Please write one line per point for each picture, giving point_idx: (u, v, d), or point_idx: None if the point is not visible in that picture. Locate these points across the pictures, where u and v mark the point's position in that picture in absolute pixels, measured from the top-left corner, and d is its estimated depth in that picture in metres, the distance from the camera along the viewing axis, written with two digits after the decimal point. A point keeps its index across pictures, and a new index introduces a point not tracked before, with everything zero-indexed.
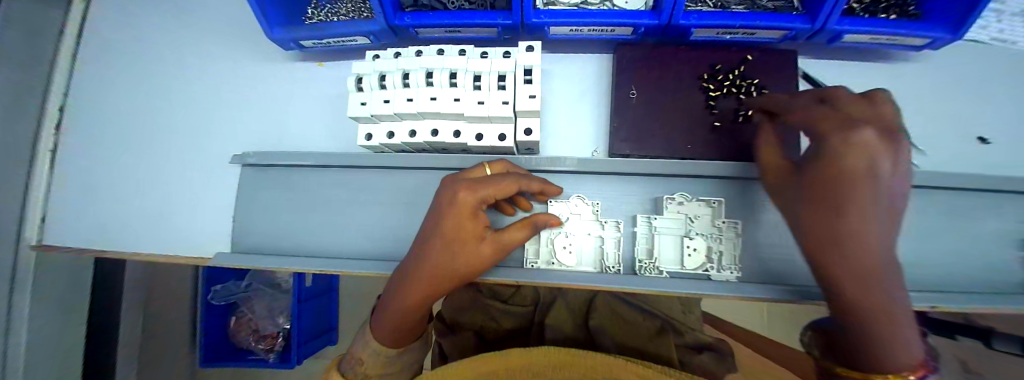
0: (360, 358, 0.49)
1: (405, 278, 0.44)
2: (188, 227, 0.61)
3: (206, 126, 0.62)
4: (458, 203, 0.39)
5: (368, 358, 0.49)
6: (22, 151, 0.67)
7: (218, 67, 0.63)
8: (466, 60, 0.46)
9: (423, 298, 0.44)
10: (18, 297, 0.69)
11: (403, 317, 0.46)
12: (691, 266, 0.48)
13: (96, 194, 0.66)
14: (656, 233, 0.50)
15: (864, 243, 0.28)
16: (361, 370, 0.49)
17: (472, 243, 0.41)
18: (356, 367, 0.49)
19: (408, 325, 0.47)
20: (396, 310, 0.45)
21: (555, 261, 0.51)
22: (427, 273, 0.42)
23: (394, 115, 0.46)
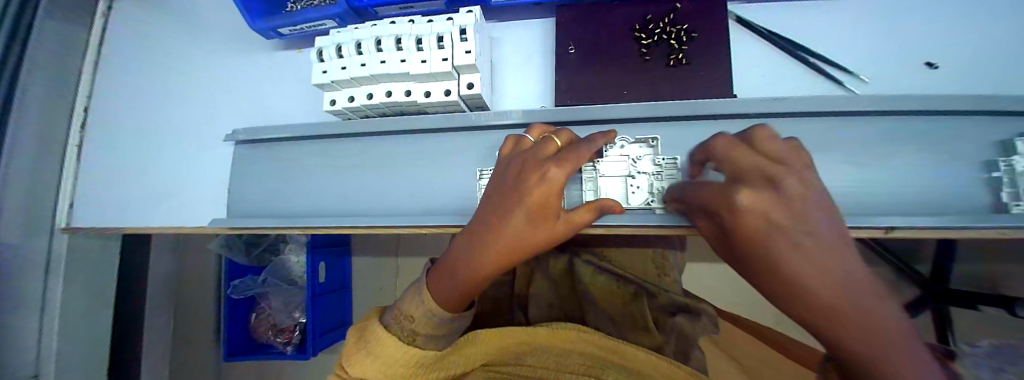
0: (411, 313, 0.40)
1: (470, 262, 0.40)
2: (187, 201, 0.70)
3: (205, 114, 0.71)
4: (549, 179, 0.38)
5: (420, 313, 0.40)
6: (55, 146, 0.80)
7: (214, 62, 0.73)
8: (410, 26, 0.52)
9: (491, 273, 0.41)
10: (53, 278, 0.80)
11: (466, 290, 0.40)
12: (636, 202, 0.53)
13: (113, 182, 0.77)
14: (603, 176, 0.54)
15: (834, 302, 0.23)
16: (408, 326, 0.40)
17: (551, 219, 0.40)
18: (404, 323, 0.40)
19: (466, 296, 0.40)
20: (460, 288, 0.40)
21: None
22: (506, 251, 0.39)
23: (351, 79, 0.52)
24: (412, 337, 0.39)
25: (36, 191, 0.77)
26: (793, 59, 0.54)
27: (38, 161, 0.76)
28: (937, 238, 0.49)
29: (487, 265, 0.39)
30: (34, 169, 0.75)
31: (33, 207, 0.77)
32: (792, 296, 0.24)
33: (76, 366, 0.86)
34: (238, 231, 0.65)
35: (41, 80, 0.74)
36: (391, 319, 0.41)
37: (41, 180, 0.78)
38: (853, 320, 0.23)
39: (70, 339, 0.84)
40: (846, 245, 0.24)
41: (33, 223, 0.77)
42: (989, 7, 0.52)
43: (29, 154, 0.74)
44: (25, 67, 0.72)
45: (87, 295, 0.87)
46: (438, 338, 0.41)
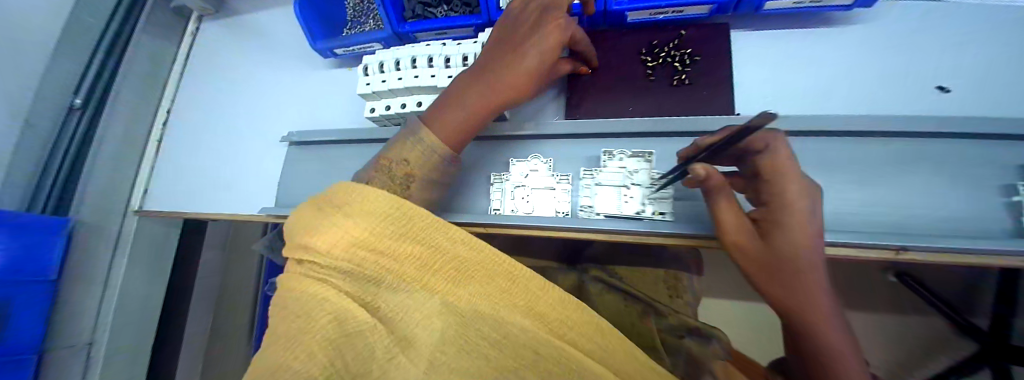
0: (405, 155, 0.45)
1: (470, 92, 0.46)
2: (243, 191, 0.80)
3: (266, 119, 0.84)
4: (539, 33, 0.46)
5: (419, 153, 0.45)
6: (138, 140, 0.95)
7: (278, 77, 0.86)
8: (442, 48, 0.60)
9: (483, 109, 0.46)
10: (119, 256, 0.93)
11: (461, 125, 0.46)
12: (628, 211, 0.55)
13: (182, 173, 0.90)
14: (599, 185, 0.57)
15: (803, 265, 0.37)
16: (403, 170, 0.45)
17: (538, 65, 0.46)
18: (397, 168, 0.45)
19: (464, 134, 0.46)
20: (462, 115, 0.46)
21: (516, 209, 0.61)
22: (497, 85, 0.45)
23: (389, 91, 0.61)
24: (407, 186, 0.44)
25: (115, 176, 0.90)
26: (795, 82, 0.57)
27: (122, 152, 0.91)
28: (958, 262, 0.47)
29: (489, 98, 0.45)
30: (118, 159, 0.90)
31: (109, 193, 0.89)
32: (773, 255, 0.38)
33: (125, 336, 0.97)
34: (280, 219, 0.74)
35: (132, 85, 0.91)
36: (382, 171, 0.45)
37: (122, 167, 0.91)
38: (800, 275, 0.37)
39: (124, 311, 0.96)
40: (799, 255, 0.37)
41: (112, 205, 0.90)
42: (1002, 33, 0.52)
43: (114, 146, 0.89)
44: (122, 74, 0.89)
45: (143, 273, 0.99)
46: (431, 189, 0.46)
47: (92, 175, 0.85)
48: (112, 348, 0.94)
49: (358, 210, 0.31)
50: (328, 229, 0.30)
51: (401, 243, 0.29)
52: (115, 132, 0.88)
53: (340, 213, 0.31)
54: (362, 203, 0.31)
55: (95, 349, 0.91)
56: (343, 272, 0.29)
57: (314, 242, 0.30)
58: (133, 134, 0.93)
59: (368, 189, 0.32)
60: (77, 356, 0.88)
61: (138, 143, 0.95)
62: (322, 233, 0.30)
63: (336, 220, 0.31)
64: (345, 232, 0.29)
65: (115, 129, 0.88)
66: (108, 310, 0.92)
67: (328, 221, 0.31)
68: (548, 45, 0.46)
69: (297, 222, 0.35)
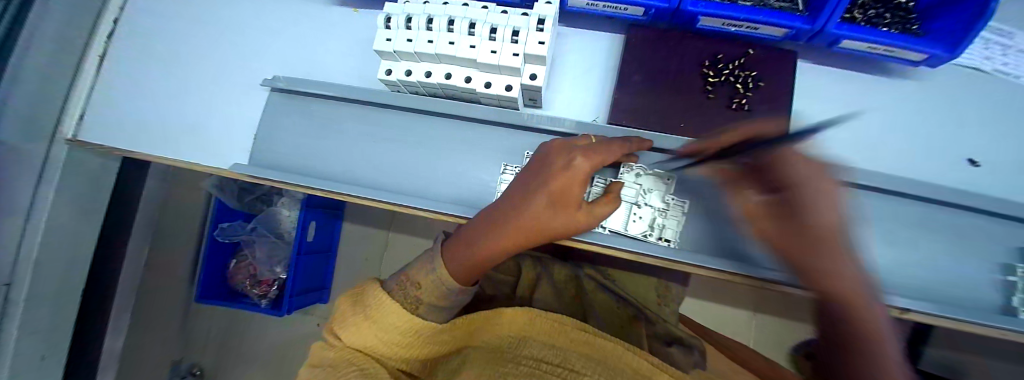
0: (418, 279, 0.47)
1: (496, 225, 0.47)
2: (208, 138, 0.66)
3: (244, 52, 0.69)
4: (573, 170, 0.44)
5: (430, 282, 0.46)
6: (75, 51, 0.73)
7: (266, 3, 0.70)
8: (485, 14, 0.51)
9: (503, 248, 0.47)
10: (45, 188, 0.74)
11: (474, 263, 0.47)
12: (634, 231, 0.54)
13: (132, 99, 0.72)
14: None
15: (821, 251, 0.32)
16: (413, 293, 0.46)
17: (571, 208, 0.46)
18: (410, 291, 0.46)
19: (474, 273, 0.48)
20: (479, 251, 0.46)
21: None
22: (522, 223, 0.46)
23: (415, 53, 0.51)
24: (416, 306, 0.45)
25: (44, 91, 0.68)
26: (849, 125, 0.55)
27: (54, 61, 0.69)
28: (954, 328, 0.50)
29: (506, 235, 0.46)
30: (53, 69, 0.69)
31: (38, 114, 0.68)
32: (792, 235, 0.34)
33: (48, 277, 0.82)
34: (259, 180, 0.63)
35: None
36: (396, 285, 0.47)
37: (53, 81, 0.70)
38: (829, 265, 0.31)
39: (50, 249, 0.80)
40: (819, 237, 0.32)
41: (36, 127, 0.69)
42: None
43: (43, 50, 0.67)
44: None
45: (74, 208, 0.82)
46: (439, 312, 0.47)
47: (16, 84, 0.65)
48: (35, 290, 0.80)
49: (376, 314, 0.43)
50: (355, 327, 0.44)
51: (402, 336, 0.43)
52: (44, 38, 0.67)
53: (362, 313, 0.44)
54: (375, 308, 0.43)
55: (16, 289, 0.76)
56: (368, 353, 0.43)
57: (343, 333, 0.44)
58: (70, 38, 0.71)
59: (383, 293, 0.44)
60: None
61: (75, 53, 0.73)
62: (354, 329, 0.43)
63: (361, 321, 0.43)
64: (361, 332, 0.43)
65: (47, 29, 0.67)
66: (31, 249, 0.76)
67: (355, 320, 0.44)
68: (578, 181, 0.44)
69: (338, 314, 0.46)
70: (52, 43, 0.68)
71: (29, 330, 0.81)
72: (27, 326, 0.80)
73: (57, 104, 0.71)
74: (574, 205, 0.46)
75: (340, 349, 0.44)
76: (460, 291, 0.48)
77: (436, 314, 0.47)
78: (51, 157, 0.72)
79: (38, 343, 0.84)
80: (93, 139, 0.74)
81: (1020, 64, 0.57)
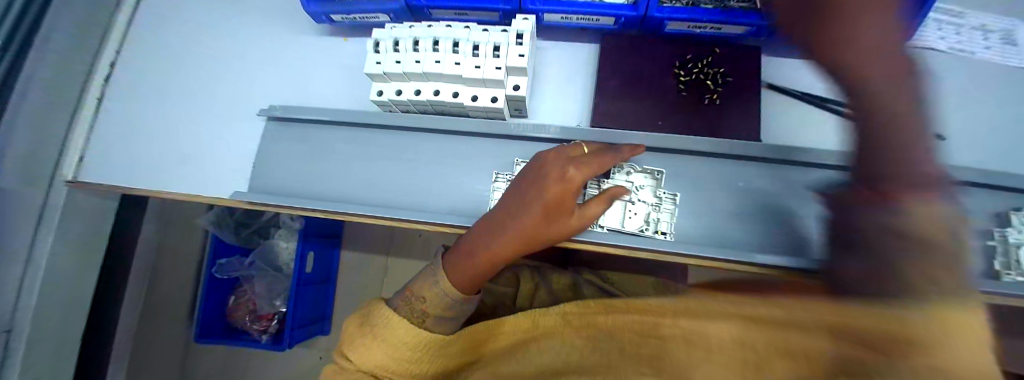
0: (423, 293, 0.49)
1: (495, 235, 0.48)
2: (206, 170, 0.68)
3: (240, 85, 0.72)
4: (568, 180, 0.46)
5: (433, 294, 0.48)
6: (72, 96, 0.75)
7: (260, 38, 0.74)
8: (468, 33, 0.54)
9: (503, 256, 0.49)
10: (45, 229, 0.75)
11: (477, 273, 0.49)
12: (631, 227, 0.55)
13: (130, 137, 0.75)
14: None
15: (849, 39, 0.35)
16: (418, 307, 0.48)
17: (566, 215, 0.48)
18: (415, 305, 0.48)
19: (476, 283, 0.49)
20: (481, 260, 0.48)
21: None
22: (520, 232, 0.48)
23: (403, 74, 0.54)
24: (422, 318, 0.48)
25: (43, 137, 0.71)
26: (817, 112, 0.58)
27: (50, 105, 0.71)
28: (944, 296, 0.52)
29: (506, 244, 0.48)
30: (47, 112, 0.71)
31: (34, 160, 0.70)
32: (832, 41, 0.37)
33: (49, 322, 0.81)
34: (258, 206, 0.64)
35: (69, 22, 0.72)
36: (401, 302, 0.49)
37: (49, 125, 0.72)
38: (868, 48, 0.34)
39: (51, 293, 0.80)
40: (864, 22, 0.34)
41: (32, 173, 0.70)
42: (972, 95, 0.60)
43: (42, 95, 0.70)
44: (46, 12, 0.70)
45: (75, 250, 0.83)
46: (445, 323, 0.50)
47: (13, 132, 0.67)
48: (36, 336, 0.79)
49: (386, 333, 0.46)
50: (364, 347, 0.46)
51: (415, 352, 0.46)
52: (38, 86, 0.69)
53: (371, 333, 0.46)
54: (386, 330, 0.46)
55: (14, 336, 0.75)
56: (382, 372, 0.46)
57: (355, 352, 0.46)
58: (69, 84, 0.74)
59: (392, 313, 0.47)
60: None
61: (72, 98, 0.75)
62: (363, 350, 0.46)
63: (370, 340, 0.46)
64: (373, 350, 0.45)
65: (43, 76, 0.70)
66: (31, 294, 0.76)
67: (364, 341, 0.46)
68: (572, 191, 0.46)
69: (346, 336, 0.49)
70: (45, 91, 0.70)
71: (27, 379, 0.79)
72: (26, 375, 0.79)
73: (55, 148, 0.73)
74: (569, 212, 0.47)
75: (352, 371, 0.46)
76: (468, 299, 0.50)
77: (443, 325, 0.49)
78: (50, 200, 0.74)
79: None
80: (94, 180, 0.76)
81: (973, 42, 0.62)
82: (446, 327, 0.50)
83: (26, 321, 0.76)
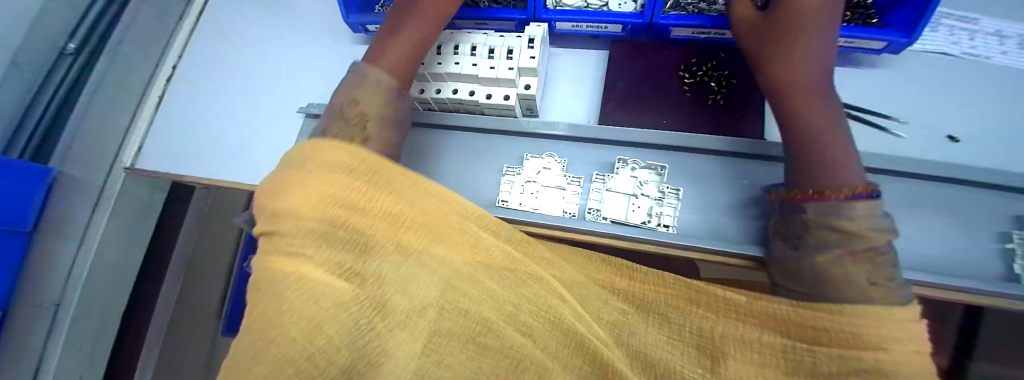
0: (355, 97, 0.43)
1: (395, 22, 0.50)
2: (248, 160, 0.77)
3: (283, 87, 0.81)
4: None
5: (365, 92, 0.43)
6: (134, 95, 0.86)
7: (303, 47, 0.84)
8: (485, 38, 0.60)
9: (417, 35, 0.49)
10: (99, 212, 0.84)
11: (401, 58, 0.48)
12: (634, 220, 0.57)
13: (185, 131, 0.84)
14: (608, 190, 0.59)
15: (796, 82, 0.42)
16: (356, 112, 0.42)
17: None
18: (351, 111, 0.42)
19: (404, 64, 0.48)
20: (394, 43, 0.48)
21: (523, 204, 0.60)
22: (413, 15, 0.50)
23: (426, 74, 0.60)
24: (362, 126, 0.42)
25: (108, 128, 0.81)
26: None
27: (116, 101, 0.82)
28: (962, 299, 0.50)
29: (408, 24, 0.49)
30: (114, 107, 0.82)
31: (96, 149, 0.80)
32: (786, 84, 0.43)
33: (94, 296, 0.90)
34: None
35: (133, 38, 0.84)
36: (330, 124, 0.42)
37: (116, 117, 0.83)
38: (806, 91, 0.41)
39: (99, 270, 0.89)
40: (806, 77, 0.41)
41: (96, 160, 0.81)
42: (999, 98, 0.59)
43: (107, 96, 0.80)
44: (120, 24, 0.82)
45: (122, 232, 0.92)
46: (388, 129, 0.45)
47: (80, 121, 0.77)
48: (83, 308, 0.88)
49: (324, 158, 0.36)
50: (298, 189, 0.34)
51: (378, 194, 0.35)
52: (107, 87, 0.80)
53: (302, 170, 0.36)
54: (326, 157, 0.36)
55: (65, 306, 0.84)
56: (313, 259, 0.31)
57: (287, 205, 0.34)
58: (131, 86, 0.85)
59: (316, 146, 0.37)
60: (42, 316, 0.79)
61: (134, 95, 0.86)
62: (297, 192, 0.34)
63: (302, 180, 0.34)
64: (311, 191, 0.33)
65: (112, 76, 0.81)
66: (83, 269, 0.84)
67: (294, 184, 0.35)
68: None
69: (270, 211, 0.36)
70: (112, 89, 0.81)
71: (72, 347, 0.88)
72: (71, 343, 0.87)
73: (117, 138, 0.84)
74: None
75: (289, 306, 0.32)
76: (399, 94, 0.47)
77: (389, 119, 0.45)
78: (107, 185, 0.84)
79: (78, 361, 0.91)
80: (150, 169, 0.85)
81: (987, 47, 0.62)
82: (391, 150, 0.45)
83: (76, 293, 0.85)
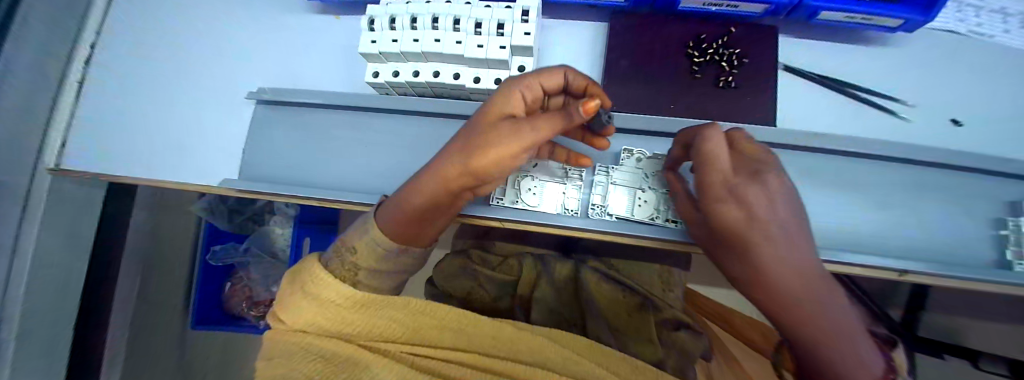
0: (353, 243, 0.40)
1: (422, 172, 0.39)
2: (196, 156, 0.65)
3: (226, 65, 0.68)
4: (499, 107, 0.35)
5: (362, 244, 0.40)
6: (52, 79, 0.68)
7: (248, 18, 0.70)
8: (469, 8, 0.51)
9: (436, 201, 0.38)
10: (30, 221, 0.67)
11: (409, 222, 0.39)
12: (640, 215, 0.53)
13: (120, 123, 0.70)
14: (611, 184, 0.54)
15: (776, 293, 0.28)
16: (349, 259, 0.39)
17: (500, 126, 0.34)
18: (345, 257, 0.39)
19: (405, 228, 0.40)
20: (411, 204, 0.38)
21: (520, 201, 0.55)
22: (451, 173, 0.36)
23: (400, 53, 0.51)
24: (352, 273, 0.39)
25: (26, 122, 0.64)
26: (837, 97, 0.57)
27: (34, 84, 0.64)
28: (961, 284, 0.51)
29: (434, 188, 0.37)
30: (31, 91, 0.63)
31: (15, 145, 0.63)
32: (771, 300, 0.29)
33: (39, 322, 0.75)
34: (247, 194, 0.62)
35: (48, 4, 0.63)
36: (331, 256, 0.40)
37: (33, 108, 0.65)
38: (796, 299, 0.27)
39: (40, 290, 0.73)
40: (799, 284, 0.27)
41: (14, 158, 0.63)
42: (1003, 78, 0.57)
43: (22, 83, 0.61)
44: None
45: (61, 246, 0.75)
46: (380, 277, 0.41)
47: None
48: (25, 342, 0.72)
49: (316, 291, 0.35)
50: (296, 304, 0.36)
51: (359, 313, 0.35)
52: (22, 67, 0.61)
53: (300, 290, 0.36)
54: (315, 287, 0.35)
55: (4, 342, 0.68)
56: (308, 331, 0.35)
57: (288, 318, 0.36)
58: (46, 64, 0.65)
59: (321, 270, 0.36)
60: None
61: (53, 78, 0.68)
62: (295, 306, 0.36)
63: (300, 299, 0.35)
64: (309, 313, 0.35)
65: (25, 53, 0.61)
66: (16, 296, 0.68)
67: (293, 297, 0.36)
68: (514, 109, 0.35)
69: (281, 296, 0.39)
70: (29, 71, 0.62)
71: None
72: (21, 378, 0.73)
73: (38, 129, 0.67)
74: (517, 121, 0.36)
75: (283, 333, 0.37)
76: (401, 250, 0.41)
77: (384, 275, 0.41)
78: (34, 190, 0.67)
79: None
80: (87, 168, 0.69)
81: (992, 25, 0.59)
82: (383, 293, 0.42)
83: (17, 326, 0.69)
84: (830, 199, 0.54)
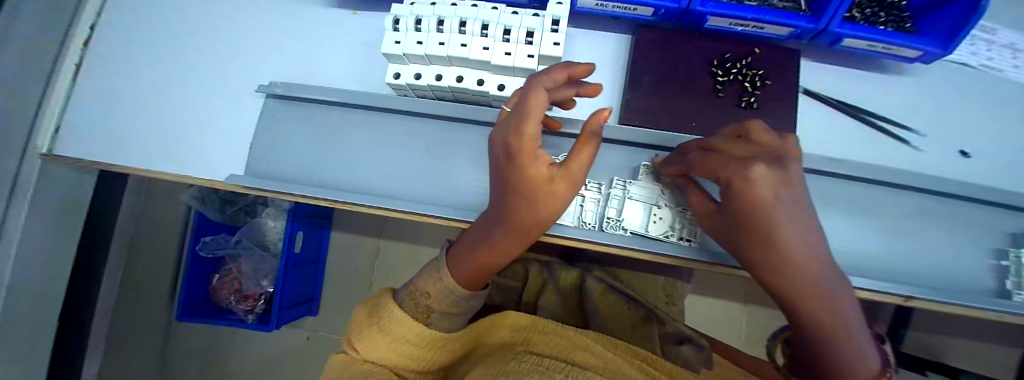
0: (427, 289, 0.44)
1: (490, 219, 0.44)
2: (199, 149, 0.62)
3: (234, 55, 0.66)
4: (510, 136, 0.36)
5: (439, 290, 0.43)
6: (46, 61, 0.64)
7: (260, 7, 0.67)
8: (498, 15, 0.50)
9: (507, 246, 0.44)
10: (16, 210, 0.63)
11: (480, 267, 0.44)
12: (654, 232, 0.53)
13: (119, 110, 0.66)
14: (627, 199, 0.54)
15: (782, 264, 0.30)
16: (423, 302, 0.43)
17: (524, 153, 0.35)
18: (420, 300, 0.43)
19: (478, 276, 0.45)
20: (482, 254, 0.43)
21: None
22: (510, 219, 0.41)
23: (425, 56, 0.49)
24: (426, 313, 0.42)
25: (17, 106, 0.60)
26: (852, 122, 0.58)
27: (27, 66, 0.60)
28: (964, 311, 0.52)
29: (501, 237, 0.42)
30: (24, 72, 0.59)
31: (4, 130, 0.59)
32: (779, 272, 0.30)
33: (23, 316, 0.70)
34: (254, 191, 0.60)
35: None
36: (405, 296, 0.44)
37: (25, 93, 0.61)
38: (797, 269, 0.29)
39: (25, 281, 0.69)
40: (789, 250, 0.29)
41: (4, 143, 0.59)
42: (1011, 112, 0.59)
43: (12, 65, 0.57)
44: None
45: (46, 236, 0.71)
46: (452, 318, 0.45)
47: None
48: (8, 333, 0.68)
49: (388, 326, 0.40)
50: (368, 337, 0.40)
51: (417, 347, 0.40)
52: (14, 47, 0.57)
53: (375, 327, 0.40)
54: (394, 324, 0.40)
55: None
56: (383, 363, 0.39)
57: (361, 348, 0.40)
58: (41, 44, 0.61)
59: (398, 309, 0.40)
60: None
61: (48, 60, 0.64)
62: (367, 339, 0.40)
63: (375, 332, 0.40)
64: (382, 348, 0.39)
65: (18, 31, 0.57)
66: None
67: (368, 328, 0.40)
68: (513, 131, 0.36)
69: (353, 324, 0.43)
70: (24, 52, 0.59)
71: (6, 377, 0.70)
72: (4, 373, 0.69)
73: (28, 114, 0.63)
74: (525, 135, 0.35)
75: (357, 363, 0.40)
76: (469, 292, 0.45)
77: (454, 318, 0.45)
78: (22, 177, 0.63)
79: None
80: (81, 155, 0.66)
81: (1001, 60, 0.61)
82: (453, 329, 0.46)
83: None
84: (842, 223, 0.55)
